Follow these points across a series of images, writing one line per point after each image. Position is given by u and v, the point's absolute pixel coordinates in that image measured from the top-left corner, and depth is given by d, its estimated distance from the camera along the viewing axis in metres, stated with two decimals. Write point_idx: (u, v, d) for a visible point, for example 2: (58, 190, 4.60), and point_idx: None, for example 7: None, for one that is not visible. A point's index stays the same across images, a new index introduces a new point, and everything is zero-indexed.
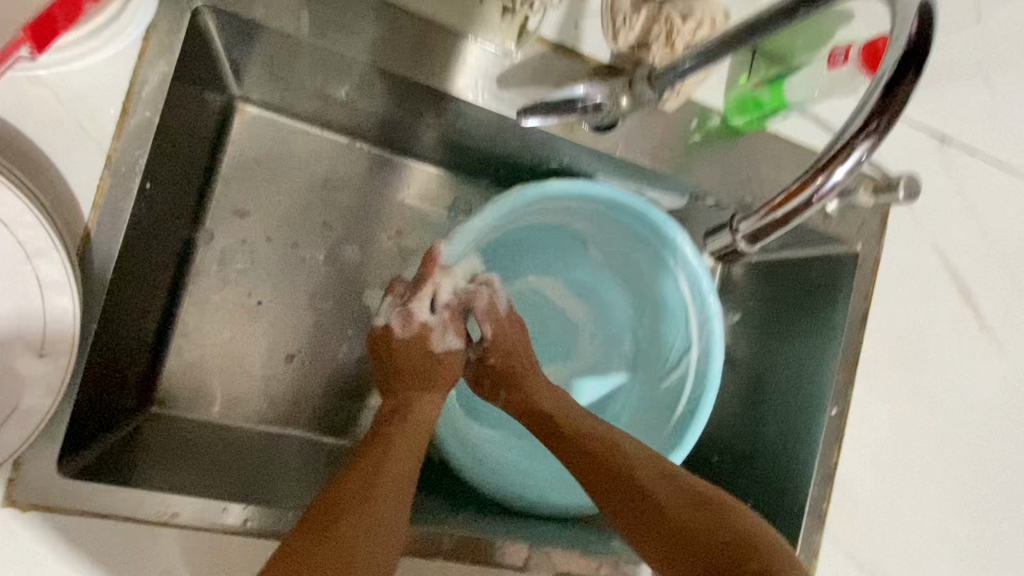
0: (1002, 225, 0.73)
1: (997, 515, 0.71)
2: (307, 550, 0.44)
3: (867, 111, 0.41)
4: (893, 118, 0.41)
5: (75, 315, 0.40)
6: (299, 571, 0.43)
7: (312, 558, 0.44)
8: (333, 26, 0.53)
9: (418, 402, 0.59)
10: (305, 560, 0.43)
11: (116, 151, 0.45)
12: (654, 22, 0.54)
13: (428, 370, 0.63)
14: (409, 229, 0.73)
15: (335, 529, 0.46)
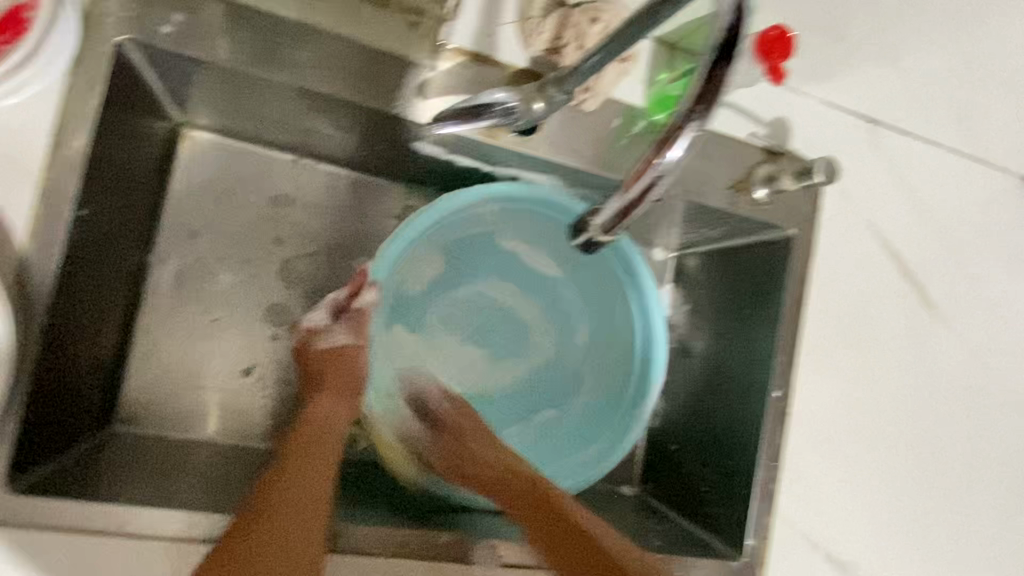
0: (934, 201, 0.75)
1: (947, 485, 0.73)
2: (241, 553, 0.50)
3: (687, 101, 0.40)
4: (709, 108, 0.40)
5: (6, 335, 0.42)
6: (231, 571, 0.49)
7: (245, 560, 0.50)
8: (257, 52, 0.55)
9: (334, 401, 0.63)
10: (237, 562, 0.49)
11: (48, 181, 0.48)
12: (564, 27, 0.57)
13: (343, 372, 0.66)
14: (360, 240, 0.76)
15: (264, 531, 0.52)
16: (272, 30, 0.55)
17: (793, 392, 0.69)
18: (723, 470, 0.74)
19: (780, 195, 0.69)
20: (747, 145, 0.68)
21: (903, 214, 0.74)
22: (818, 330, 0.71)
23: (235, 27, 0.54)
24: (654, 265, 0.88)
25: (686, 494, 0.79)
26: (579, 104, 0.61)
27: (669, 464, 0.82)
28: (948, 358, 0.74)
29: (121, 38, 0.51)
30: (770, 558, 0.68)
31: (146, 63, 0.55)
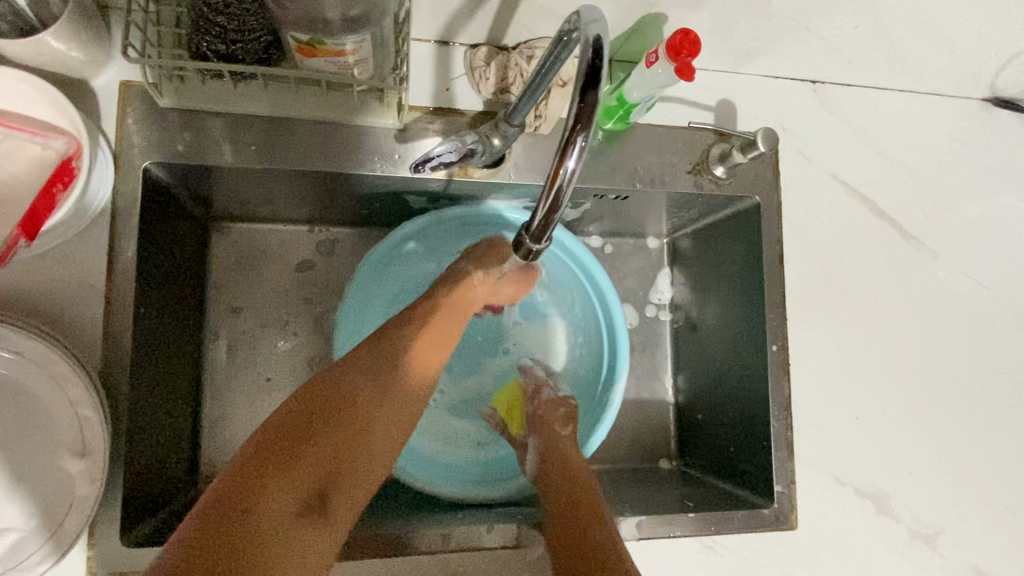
0: (891, 139, 0.80)
1: (953, 399, 0.78)
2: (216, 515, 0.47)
3: (572, 118, 0.40)
4: (591, 126, 0.40)
5: (100, 419, 0.53)
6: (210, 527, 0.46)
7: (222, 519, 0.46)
8: (259, 152, 0.65)
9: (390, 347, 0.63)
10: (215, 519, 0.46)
11: (113, 293, 0.59)
12: (506, 70, 0.66)
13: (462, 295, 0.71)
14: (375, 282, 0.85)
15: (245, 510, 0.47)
16: (264, 130, 0.64)
17: (789, 343, 0.75)
18: (744, 428, 0.80)
19: (739, 168, 0.75)
20: (696, 131, 0.74)
21: (864, 158, 0.79)
22: (803, 284, 0.76)
23: (234, 131, 0.64)
24: (651, 254, 0.94)
25: (718, 459, 0.84)
26: (532, 129, 0.69)
27: (699, 433, 0.88)
28: (931, 284, 0.80)
29: (146, 163, 0.62)
30: (798, 500, 0.73)
31: (170, 176, 0.66)
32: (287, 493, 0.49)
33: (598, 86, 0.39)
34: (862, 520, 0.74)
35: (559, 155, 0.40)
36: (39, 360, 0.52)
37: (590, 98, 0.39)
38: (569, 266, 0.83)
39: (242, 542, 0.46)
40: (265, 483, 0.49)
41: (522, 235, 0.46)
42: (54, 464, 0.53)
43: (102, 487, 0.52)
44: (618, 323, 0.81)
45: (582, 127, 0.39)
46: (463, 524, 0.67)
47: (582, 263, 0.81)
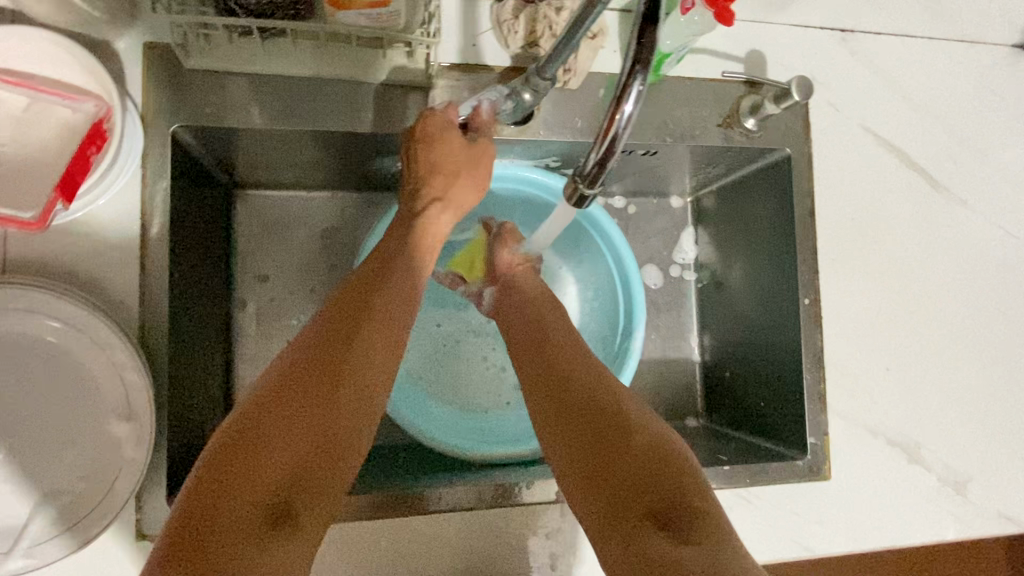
0: (922, 86, 0.79)
1: (985, 349, 0.78)
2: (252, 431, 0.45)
3: (630, 56, 0.40)
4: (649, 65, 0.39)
5: (145, 383, 0.53)
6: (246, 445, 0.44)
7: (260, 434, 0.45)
8: (285, 111, 0.63)
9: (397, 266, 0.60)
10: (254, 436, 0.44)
11: (148, 259, 0.58)
12: (535, 22, 0.64)
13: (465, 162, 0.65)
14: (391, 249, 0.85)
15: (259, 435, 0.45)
16: (291, 91, 0.63)
17: (821, 296, 0.75)
18: (774, 382, 0.80)
19: (770, 120, 0.74)
20: (726, 83, 0.73)
21: (895, 108, 0.78)
22: (834, 236, 0.76)
23: (260, 93, 0.63)
24: (674, 213, 0.94)
25: (747, 415, 0.84)
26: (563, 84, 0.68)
27: (727, 391, 0.88)
28: (962, 235, 0.79)
29: (174, 126, 0.61)
30: (832, 451, 0.73)
31: (196, 141, 0.65)
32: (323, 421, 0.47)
33: (657, 20, 0.38)
34: (895, 469, 0.74)
35: (616, 99, 0.40)
36: (81, 325, 0.52)
37: (648, 35, 0.39)
38: (580, 220, 0.82)
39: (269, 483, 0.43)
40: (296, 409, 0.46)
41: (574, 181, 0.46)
42: (100, 428, 0.53)
43: (150, 449, 0.52)
44: (631, 271, 0.78)
45: (639, 67, 0.39)
46: (494, 478, 0.68)
47: (591, 214, 0.79)
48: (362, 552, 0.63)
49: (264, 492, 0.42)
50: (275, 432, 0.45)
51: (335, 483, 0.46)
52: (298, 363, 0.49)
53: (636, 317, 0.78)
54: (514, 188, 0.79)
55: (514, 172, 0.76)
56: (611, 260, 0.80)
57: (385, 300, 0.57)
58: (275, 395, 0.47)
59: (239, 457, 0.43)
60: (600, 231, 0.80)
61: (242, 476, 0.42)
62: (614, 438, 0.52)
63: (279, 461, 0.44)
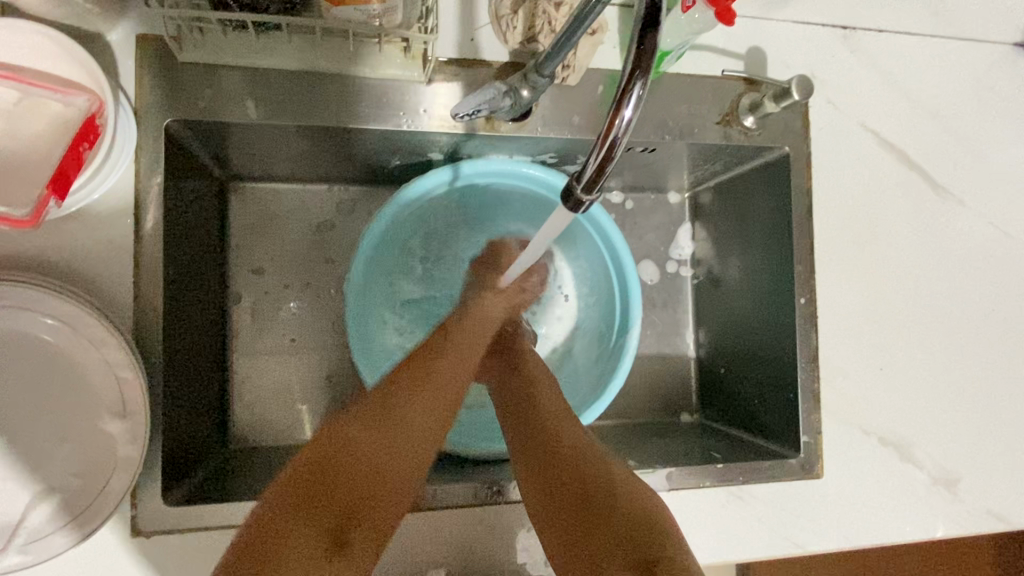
0: (923, 85, 0.78)
1: (979, 349, 0.78)
2: (315, 476, 0.51)
3: (629, 61, 0.39)
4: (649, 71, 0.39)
5: (139, 380, 0.53)
6: (316, 485, 0.50)
7: (326, 480, 0.50)
8: (279, 106, 0.63)
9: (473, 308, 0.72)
10: (321, 482, 0.50)
11: (141, 254, 0.58)
12: (534, 17, 0.64)
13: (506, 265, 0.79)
14: None
15: (333, 465, 0.51)
16: (286, 85, 0.62)
17: (817, 296, 0.75)
18: (767, 380, 0.80)
19: (769, 119, 0.74)
20: (726, 80, 0.72)
21: (894, 107, 0.78)
22: (831, 236, 0.76)
23: (255, 87, 0.62)
24: (672, 209, 0.94)
25: (741, 412, 0.85)
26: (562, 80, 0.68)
27: (722, 387, 0.88)
28: (959, 234, 0.79)
29: (168, 120, 0.60)
30: (824, 450, 0.74)
31: (190, 134, 0.64)
32: (384, 451, 0.54)
33: (657, 26, 0.38)
34: (887, 468, 0.75)
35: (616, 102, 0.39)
36: (74, 322, 0.52)
37: (648, 42, 0.38)
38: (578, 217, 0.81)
39: (333, 511, 0.49)
40: (357, 444, 0.54)
41: (569, 183, 0.45)
42: (94, 425, 0.53)
43: (145, 446, 0.52)
44: (628, 269, 0.78)
45: (641, 71, 0.39)
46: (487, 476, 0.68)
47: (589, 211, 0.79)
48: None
49: (328, 525, 0.48)
50: (350, 458, 0.53)
51: (382, 516, 0.52)
52: (358, 417, 0.56)
53: (631, 318, 0.78)
54: (511, 183, 0.78)
55: (511, 168, 0.75)
56: (608, 257, 0.80)
57: (436, 360, 0.64)
58: (344, 439, 0.54)
59: (312, 492, 0.49)
60: (598, 228, 0.79)
61: (305, 511, 0.48)
62: (593, 505, 0.55)
63: (341, 495, 0.50)
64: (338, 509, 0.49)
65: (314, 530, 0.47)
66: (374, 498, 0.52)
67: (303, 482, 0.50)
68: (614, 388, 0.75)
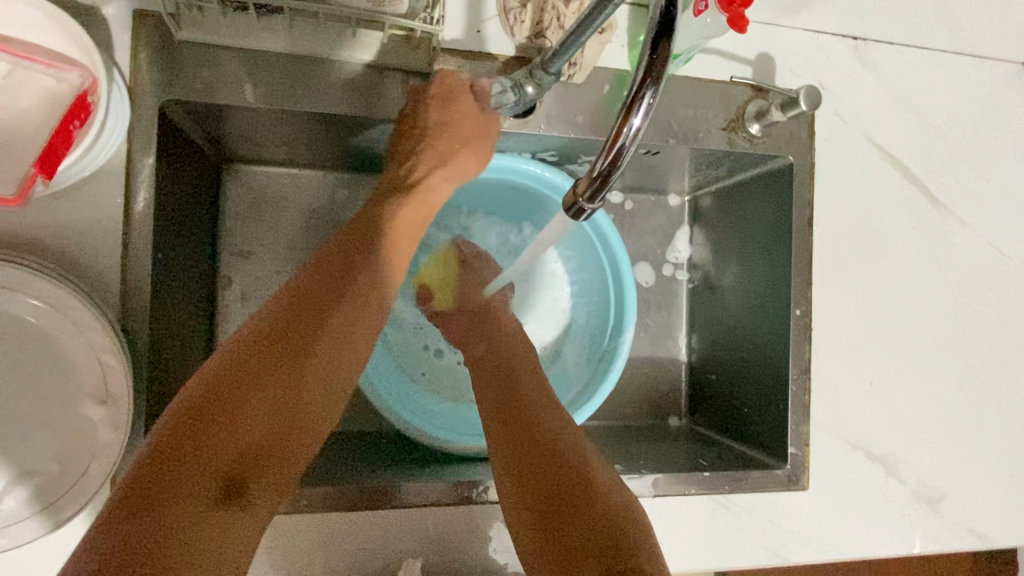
0: (930, 101, 0.78)
1: (970, 370, 0.78)
2: (211, 405, 0.47)
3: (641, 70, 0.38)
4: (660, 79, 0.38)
5: (123, 366, 0.51)
6: (209, 426, 0.46)
7: (218, 416, 0.47)
8: (277, 90, 0.61)
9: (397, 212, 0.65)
10: (212, 417, 0.47)
11: (130, 237, 0.56)
12: (542, 12, 0.63)
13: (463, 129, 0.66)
14: None
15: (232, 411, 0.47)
16: (284, 69, 0.61)
17: (812, 309, 0.74)
18: (758, 389, 0.80)
19: (775, 127, 0.73)
20: (734, 86, 0.71)
21: (900, 121, 0.77)
22: (829, 248, 0.75)
23: (252, 68, 0.60)
24: (672, 211, 0.93)
25: (730, 419, 0.84)
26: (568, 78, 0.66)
27: (711, 394, 0.88)
28: (958, 254, 0.79)
29: (162, 100, 0.59)
30: (811, 462, 0.74)
31: (185, 115, 0.62)
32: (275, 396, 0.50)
33: (671, 37, 0.37)
34: (872, 483, 0.75)
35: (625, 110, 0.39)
36: (58, 304, 0.51)
37: (660, 53, 0.37)
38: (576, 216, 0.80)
39: (227, 460, 0.46)
40: (260, 379, 0.49)
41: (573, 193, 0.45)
42: (74, 410, 0.51)
43: (125, 434, 0.51)
44: (624, 273, 0.78)
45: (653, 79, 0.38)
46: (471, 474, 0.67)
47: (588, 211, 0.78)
48: (320, 544, 0.63)
49: (227, 462, 0.46)
50: (239, 412, 0.48)
51: (288, 463, 0.50)
52: (277, 324, 0.52)
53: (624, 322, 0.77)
54: (510, 178, 0.77)
55: (511, 164, 0.74)
56: (605, 259, 0.80)
57: (365, 272, 0.59)
58: (253, 361, 0.50)
59: (189, 438, 0.46)
60: (596, 229, 0.78)
61: (197, 453, 0.45)
62: (565, 514, 0.54)
63: (231, 444, 0.47)
64: (232, 457, 0.47)
65: (199, 488, 0.45)
66: (279, 449, 0.50)
67: (188, 418, 0.46)
68: (603, 392, 0.75)
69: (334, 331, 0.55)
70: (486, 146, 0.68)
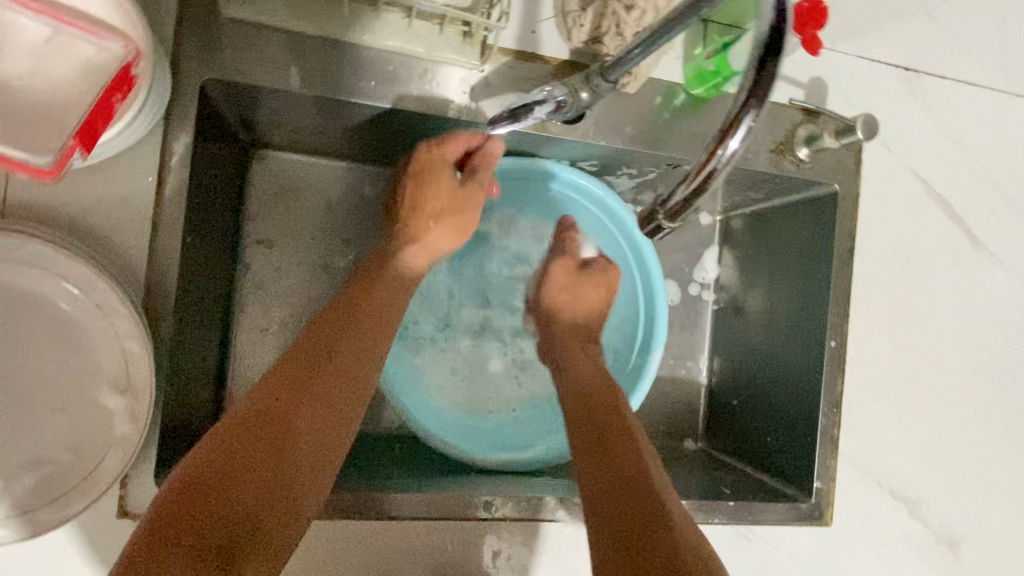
0: (976, 138, 0.76)
1: (999, 414, 0.77)
2: (203, 487, 0.45)
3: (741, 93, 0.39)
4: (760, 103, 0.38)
5: (147, 355, 0.49)
6: (203, 513, 0.44)
7: (211, 502, 0.44)
8: (323, 78, 0.59)
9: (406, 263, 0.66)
10: (203, 505, 0.44)
11: (161, 218, 0.54)
12: (603, 17, 0.60)
13: (450, 203, 0.69)
14: None
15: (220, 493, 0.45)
16: (332, 56, 0.58)
17: (847, 341, 0.73)
18: (782, 418, 0.78)
19: (823, 153, 0.71)
20: (784, 108, 0.70)
21: (945, 157, 0.76)
22: (868, 280, 0.73)
23: (298, 53, 0.58)
24: (702, 230, 0.91)
25: (749, 445, 0.83)
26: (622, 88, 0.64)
27: (731, 418, 0.86)
28: (995, 294, 0.77)
29: (204, 79, 0.56)
30: (836, 497, 0.72)
31: (224, 96, 0.60)
32: (269, 472, 0.47)
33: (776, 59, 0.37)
34: (894, 523, 0.74)
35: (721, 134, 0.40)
36: (84, 285, 0.48)
37: (764, 75, 0.37)
38: (612, 229, 0.78)
39: (210, 541, 0.43)
40: (247, 457, 0.47)
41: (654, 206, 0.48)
42: (91, 399, 0.49)
43: (145, 426, 0.49)
44: (657, 290, 0.76)
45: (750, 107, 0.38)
46: (495, 488, 0.65)
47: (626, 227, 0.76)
48: (353, 548, 0.62)
49: (221, 538, 0.43)
50: (228, 492, 0.45)
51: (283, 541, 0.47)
52: (262, 411, 0.50)
53: (656, 339, 0.76)
54: (547, 185, 0.76)
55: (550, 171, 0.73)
56: (637, 276, 0.78)
57: (347, 341, 0.56)
58: (240, 441, 0.48)
59: (183, 515, 0.43)
60: (631, 243, 0.77)
61: (190, 531, 0.43)
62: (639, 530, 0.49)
63: (220, 525, 0.44)
64: (223, 536, 0.44)
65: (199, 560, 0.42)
66: (272, 526, 0.46)
67: (181, 499, 0.44)
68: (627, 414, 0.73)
69: (322, 395, 0.52)
70: (470, 218, 0.70)
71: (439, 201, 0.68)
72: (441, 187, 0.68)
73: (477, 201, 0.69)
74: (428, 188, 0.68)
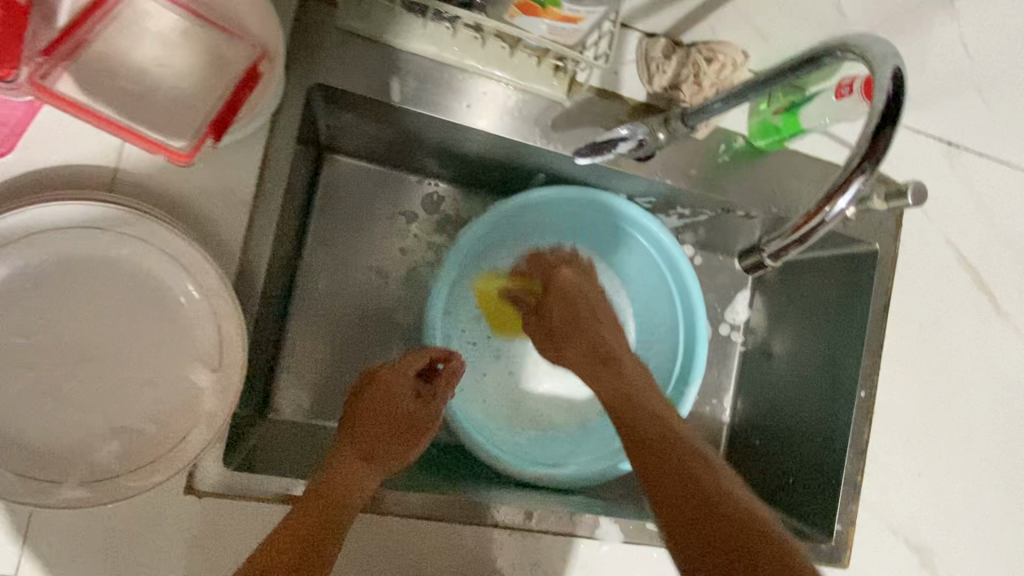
0: (1005, 214, 0.81)
1: (1010, 476, 0.80)
2: None
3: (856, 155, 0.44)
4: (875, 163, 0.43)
5: (240, 339, 0.51)
6: None
7: None
8: (423, 95, 0.62)
9: (355, 473, 0.58)
10: None
11: (258, 209, 0.56)
12: (684, 66, 0.65)
13: (399, 420, 0.65)
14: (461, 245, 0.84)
15: None
16: (432, 76, 0.62)
17: (875, 393, 0.76)
18: (805, 461, 0.81)
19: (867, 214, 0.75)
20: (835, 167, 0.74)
21: (976, 229, 0.80)
22: (899, 336, 0.77)
23: (401, 69, 0.61)
24: (736, 273, 0.94)
25: (769, 485, 0.85)
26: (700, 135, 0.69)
27: (751, 458, 0.89)
28: (1014, 362, 0.81)
29: (312, 83, 0.59)
30: (854, 543, 0.75)
31: (322, 100, 0.63)
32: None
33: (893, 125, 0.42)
34: (907, 572, 0.76)
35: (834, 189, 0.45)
36: (190, 265, 0.50)
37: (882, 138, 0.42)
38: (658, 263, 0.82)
39: None
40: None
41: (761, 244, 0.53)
42: (182, 375, 0.50)
43: (231, 406, 0.50)
44: (699, 326, 0.79)
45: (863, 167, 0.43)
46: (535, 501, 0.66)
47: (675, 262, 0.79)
48: (387, 554, 0.61)
49: None
50: None
51: None
52: (298, 526, 0.52)
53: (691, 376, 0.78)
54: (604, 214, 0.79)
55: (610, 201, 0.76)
56: (680, 310, 0.81)
57: (389, 449, 0.62)
58: (292, 531, 0.51)
59: None
60: (678, 277, 0.79)
61: None
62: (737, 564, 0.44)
63: None
64: None
65: None
66: None
67: None
68: None
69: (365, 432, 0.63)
70: (416, 444, 0.65)
71: (396, 386, 0.66)
72: (382, 395, 0.66)
73: (415, 449, 0.65)
74: (362, 402, 0.65)
